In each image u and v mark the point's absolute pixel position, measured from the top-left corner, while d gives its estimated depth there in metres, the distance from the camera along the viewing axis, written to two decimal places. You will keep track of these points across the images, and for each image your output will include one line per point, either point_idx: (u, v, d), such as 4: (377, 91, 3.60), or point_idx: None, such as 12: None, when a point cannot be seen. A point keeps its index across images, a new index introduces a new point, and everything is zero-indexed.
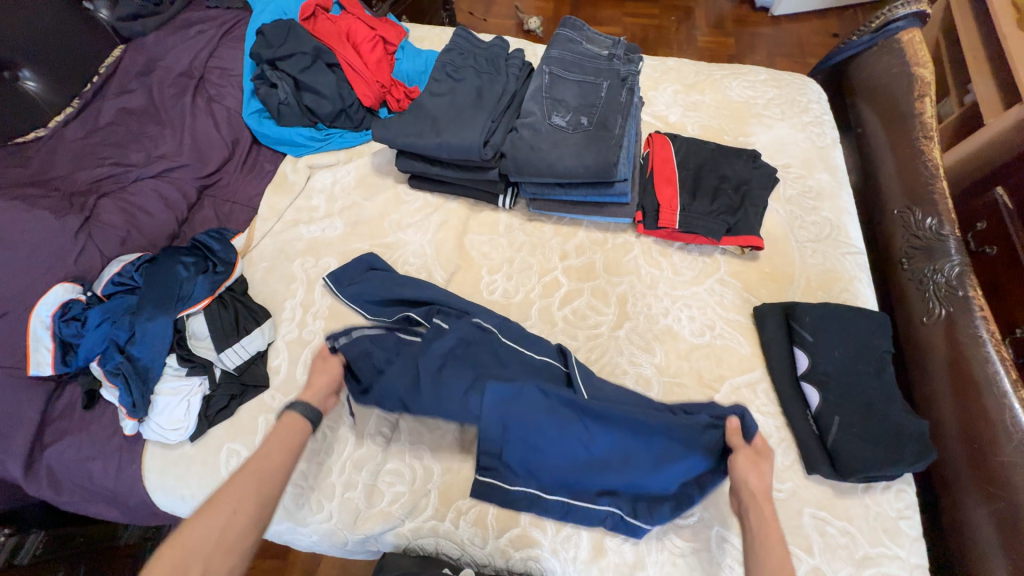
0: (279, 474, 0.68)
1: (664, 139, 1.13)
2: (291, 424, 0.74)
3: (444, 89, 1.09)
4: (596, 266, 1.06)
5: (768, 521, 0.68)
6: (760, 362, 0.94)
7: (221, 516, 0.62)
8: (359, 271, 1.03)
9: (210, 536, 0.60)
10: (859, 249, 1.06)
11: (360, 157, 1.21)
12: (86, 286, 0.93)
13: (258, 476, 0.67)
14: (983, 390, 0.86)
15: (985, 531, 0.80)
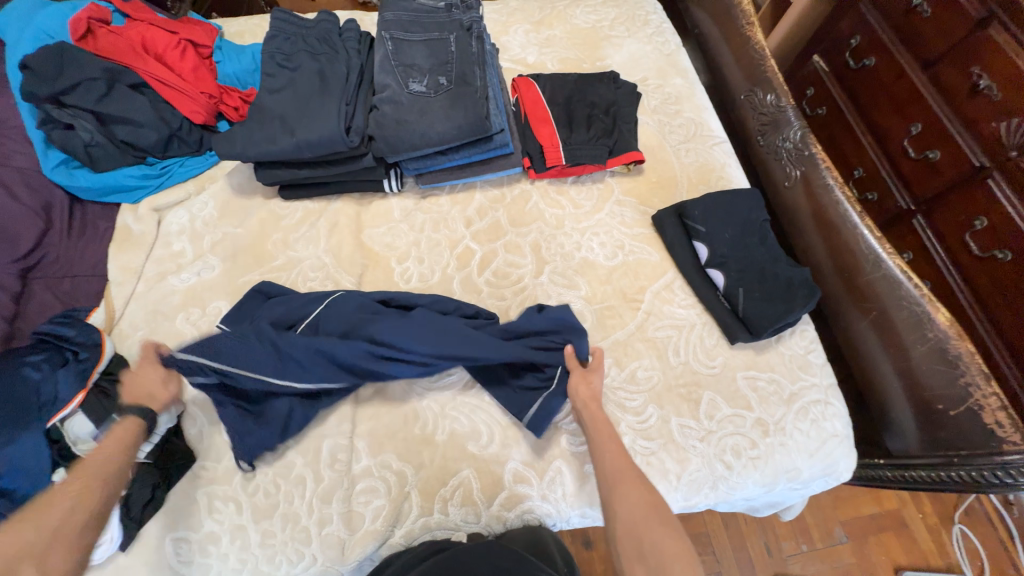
0: (118, 478, 0.70)
1: (528, 81, 1.13)
2: (127, 426, 0.74)
3: (282, 83, 0.97)
4: (502, 223, 1.06)
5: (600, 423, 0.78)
6: (669, 264, 1.01)
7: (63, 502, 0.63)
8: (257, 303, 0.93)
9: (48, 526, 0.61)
10: (721, 138, 1.17)
11: (213, 182, 1.07)
12: None
13: (92, 471, 0.68)
14: (841, 228, 1.01)
15: (869, 338, 0.96)
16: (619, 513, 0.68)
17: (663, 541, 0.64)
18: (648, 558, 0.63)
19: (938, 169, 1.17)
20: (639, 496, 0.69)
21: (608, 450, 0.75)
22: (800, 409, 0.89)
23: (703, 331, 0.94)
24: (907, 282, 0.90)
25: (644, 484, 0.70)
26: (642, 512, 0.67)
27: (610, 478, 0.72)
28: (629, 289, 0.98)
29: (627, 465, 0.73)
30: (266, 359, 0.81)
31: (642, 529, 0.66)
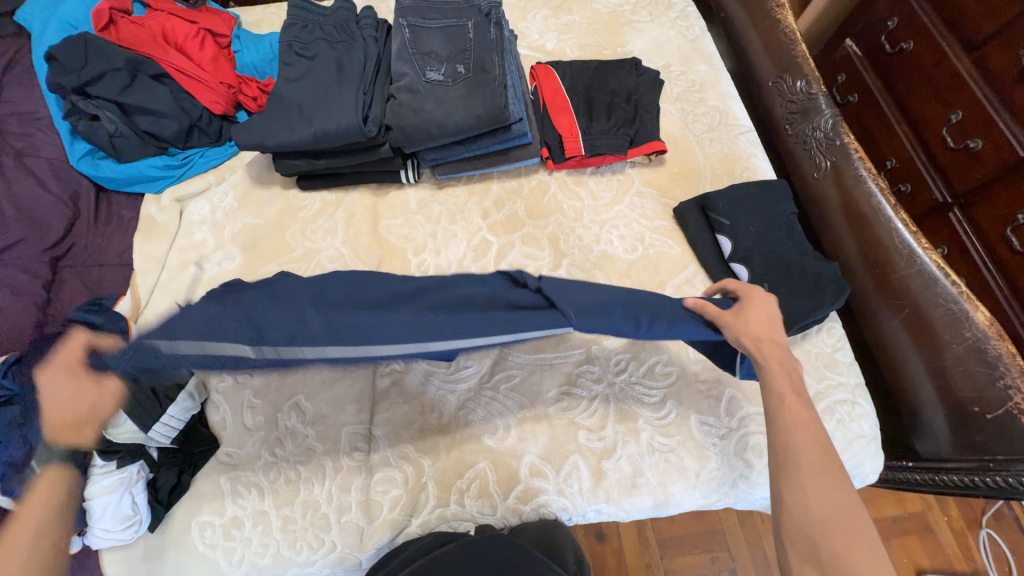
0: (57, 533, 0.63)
1: (547, 69, 1.10)
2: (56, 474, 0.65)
3: (299, 72, 0.97)
4: (519, 215, 1.04)
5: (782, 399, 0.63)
6: (691, 258, 0.98)
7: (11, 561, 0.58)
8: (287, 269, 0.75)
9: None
10: (747, 127, 1.13)
11: (233, 173, 1.07)
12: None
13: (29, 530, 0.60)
14: (873, 220, 0.97)
15: (899, 336, 0.93)
16: (793, 502, 0.57)
17: (848, 553, 0.52)
18: (824, 561, 0.53)
19: (978, 159, 1.11)
20: (824, 492, 0.56)
21: (791, 426, 0.61)
22: (825, 408, 0.86)
23: None
24: (943, 279, 0.87)
25: (833, 477, 0.57)
26: (819, 512, 0.55)
27: (790, 461, 0.59)
28: (648, 283, 0.96)
29: (814, 451, 0.59)
30: (238, 330, 0.54)
31: (823, 528, 0.54)
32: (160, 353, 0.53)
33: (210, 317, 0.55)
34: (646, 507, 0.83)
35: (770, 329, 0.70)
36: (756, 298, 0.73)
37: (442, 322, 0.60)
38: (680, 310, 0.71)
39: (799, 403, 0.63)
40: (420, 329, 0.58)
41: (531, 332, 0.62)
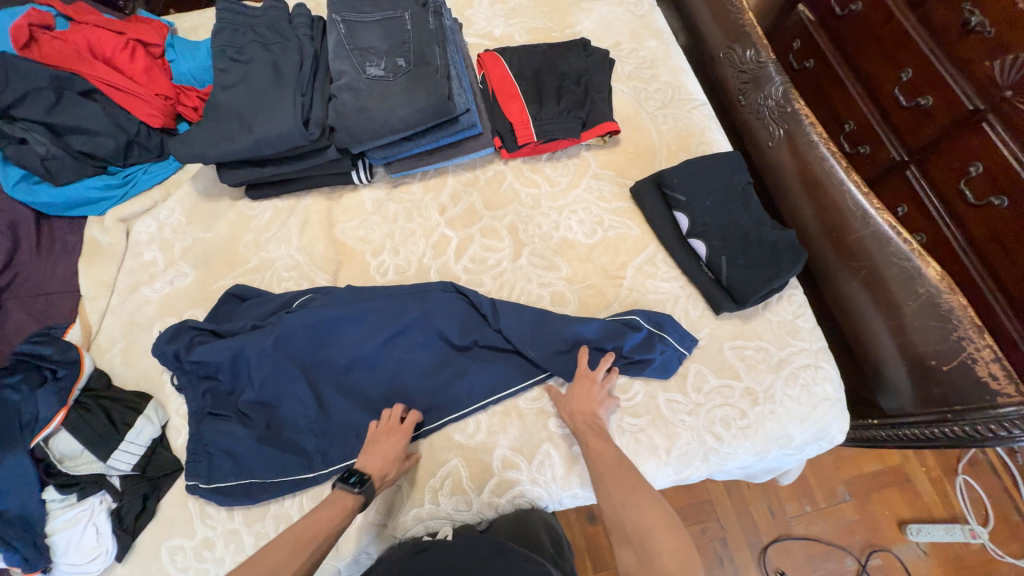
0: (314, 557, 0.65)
1: (494, 56, 1.08)
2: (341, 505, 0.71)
3: (235, 78, 0.93)
4: (477, 207, 1.03)
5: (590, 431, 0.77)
6: (651, 237, 0.98)
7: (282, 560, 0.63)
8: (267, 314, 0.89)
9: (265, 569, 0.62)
10: (701, 100, 1.12)
11: (179, 188, 1.04)
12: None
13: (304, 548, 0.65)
14: (827, 184, 0.98)
15: (858, 297, 0.94)
16: (608, 508, 0.68)
17: (642, 519, 0.64)
18: (634, 541, 0.63)
19: (930, 116, 1.12)
20: (616, 489, 0.69)
21: (590, 449, 0.75)
22: (789, 375, 0.87)
23: (688, 303, 0.92)
24: (896, 238, 0.89)
25: (626, 474, 0.70)
26: (621, 499, 0.67)
27: (595, 477, 0.72)
28: (609, 266, 0.96)
29: (609, 460, 0.72)
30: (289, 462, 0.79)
31: (624, 517, 0.66)
32: (282, 454, 0.80)
33: (319, 442, 0.81)
34: None
35: (587, 402, 0.80)
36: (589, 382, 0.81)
37: (458, 386, 0.84)
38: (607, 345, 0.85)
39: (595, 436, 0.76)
40: (448, 402, 0.84)
41: (496, 394, 0.85)
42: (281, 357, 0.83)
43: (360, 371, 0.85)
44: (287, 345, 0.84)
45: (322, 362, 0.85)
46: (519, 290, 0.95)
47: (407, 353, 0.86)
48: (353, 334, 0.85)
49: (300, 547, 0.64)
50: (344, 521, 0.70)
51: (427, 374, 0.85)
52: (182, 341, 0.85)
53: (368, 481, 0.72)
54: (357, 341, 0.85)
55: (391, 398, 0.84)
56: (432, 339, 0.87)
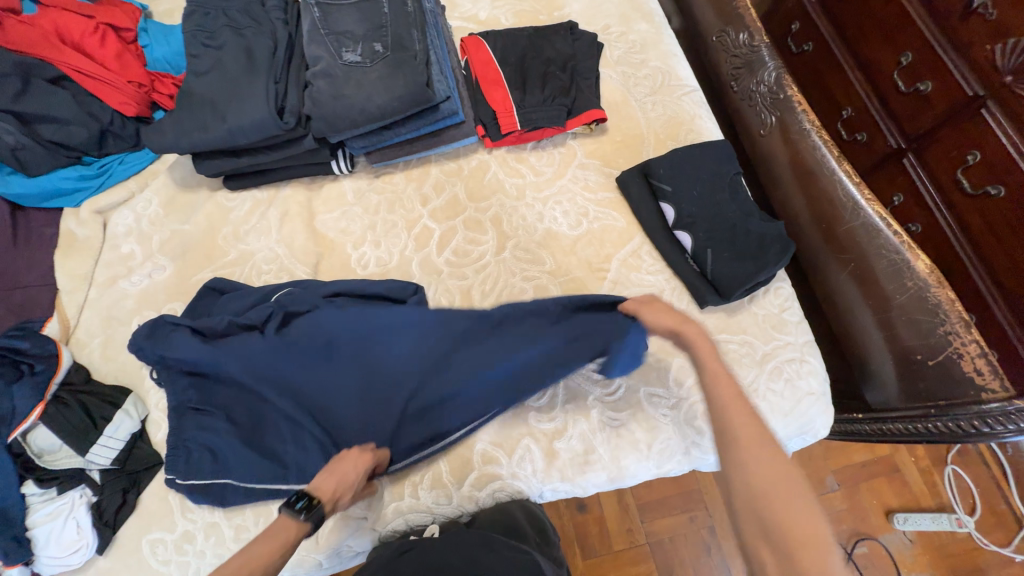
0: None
1: (477, 40, 1.04)
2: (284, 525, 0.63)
3: (207, 64, 0.90)
4: (460, 198, 1.01)
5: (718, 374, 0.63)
6: (636, 229, 0.96)
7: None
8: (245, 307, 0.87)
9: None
10: (691, 86, 1.09)
11: (156, 178, 1.02)
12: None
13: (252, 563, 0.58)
14: (818, 174, 0.95)
15: (847, 290, 0.92)
16: (742, 483, 0.55)
17: (788, 514, 0.52)
18: (772, 535, 0.52)
19: (929, 102, 1.08)
20: (766, 468, 0.55)
21: (727, 403, 0.61)
22: (773, 369, 0.86)
23: (672, 296, 0.90)
24: (886, 229, 0.87)
25: (775, 453, 0.56)
26: (763, 479, 0.54)
27: (728, 439, 0.58)
28: (594, 258, 0.94)
29: (753, 427, 0.58)
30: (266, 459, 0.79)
31: (766, 502, 0.53)
32: (262, 447, 0.80)
33: (295, 454, 0.78)
34: (602, 482, 0.84)
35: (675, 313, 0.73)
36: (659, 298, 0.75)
37: (447, 390, 0.79)
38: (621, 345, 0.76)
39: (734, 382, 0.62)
40: (434, 405, 0.80)
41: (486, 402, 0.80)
42: (265, 364, 0.79)
43: (344, 380, 0.79)
44: (270, 351, 0.80)
45: (305, 369, 0.80)
46: (501, 283, 0.93)
47: (396, 357, 0.80)
48: (339, 335, 0.80)
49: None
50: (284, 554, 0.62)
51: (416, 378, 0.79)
52: (157, 337, 0.83)
53: (317, 507, 0.65)
54: (340, 341, 0.80)
55: (372, 402, 0.79)
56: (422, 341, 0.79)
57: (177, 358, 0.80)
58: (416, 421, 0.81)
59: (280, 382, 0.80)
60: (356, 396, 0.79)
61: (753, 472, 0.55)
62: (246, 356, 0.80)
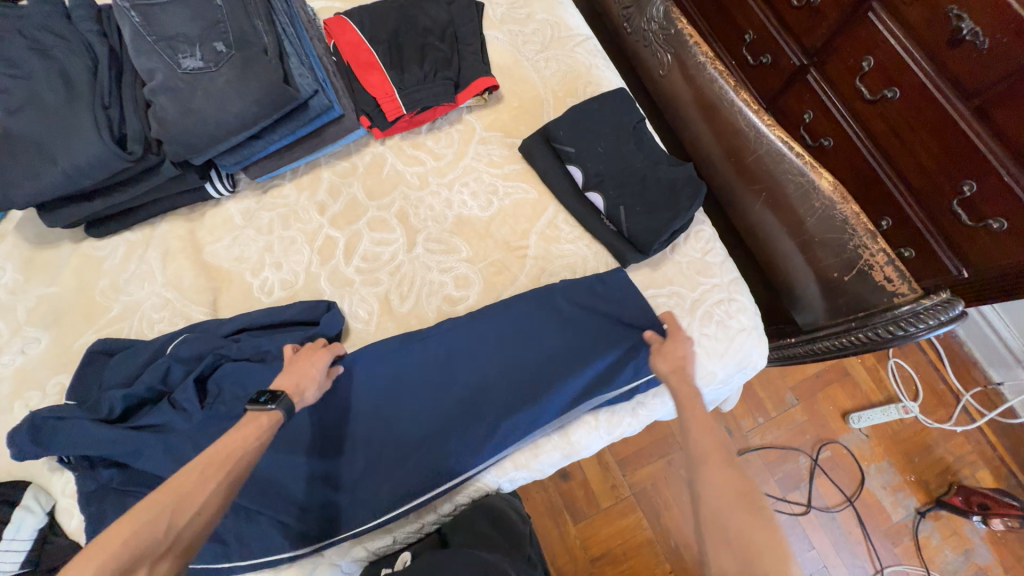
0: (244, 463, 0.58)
1: (341, 20, 0.94)
2: (255, 417, 0.62)
3: (18, 97, 0.77)
4: (360, 199, 0.93)
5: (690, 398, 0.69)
6: (549, 197, 0.91)
7: (207, 479, 0.54)
8: (135, 368, 0.78)
9: (193, 494, 0.53)
10: (583, 35, 1.03)
11: (4, 240, 0.89)
12: None
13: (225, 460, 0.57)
14: (719, 108, 0.93)
15: (765, 221, 0.92)
16: (706, 500, 0.57)
17: (749, 528, 0.53)
18: (735, 546, 0.53)
19: (820, 13, 1.06)
20: (726, 484, 0.57)
21: (693, 428, 0.65)
22: (703, 314, 0.86)
23: (595, 262, 0.88)
24: (789, 152, 0.87)
25: (734, 470, 0.59)
26: (723, 492, 0.57)
27: (695, 461, 0.61)
28: (511, 237, 0.90)
29: (715, 446, 0.62)
30: None
31: (728, 515, 0.55)
32: None
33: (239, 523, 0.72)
34: (556, 460, 0.83)
35: (680, 352, 0.75)
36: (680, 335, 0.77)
37: (388, 410, 0.79)
38: (555, 332, 0.83)
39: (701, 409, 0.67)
40: (373, 425, 0.79)
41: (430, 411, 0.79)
42: (189, 435, 0.74)
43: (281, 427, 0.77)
44: (189, 419, 0.75)
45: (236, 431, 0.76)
46: (419, 282, 0.88)
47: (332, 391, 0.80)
48: (263, 377, 0.77)
49: (224, 466, 0.56)
50: (264, 441, 0.61)
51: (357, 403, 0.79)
52: (25, 429, 0.71)
53: (282, 395, 0.65)
54: (262, 381, 0.76)
55: (306, 438, 0.77)
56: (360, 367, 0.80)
57: (72, 453, 0.71)
58: (355, 446, 0.78)
59: (200, 436, 0.75)
60: (300, 444, 0.77)
61: (715, 482, 0.58)
62: (166, 432, 0.74)
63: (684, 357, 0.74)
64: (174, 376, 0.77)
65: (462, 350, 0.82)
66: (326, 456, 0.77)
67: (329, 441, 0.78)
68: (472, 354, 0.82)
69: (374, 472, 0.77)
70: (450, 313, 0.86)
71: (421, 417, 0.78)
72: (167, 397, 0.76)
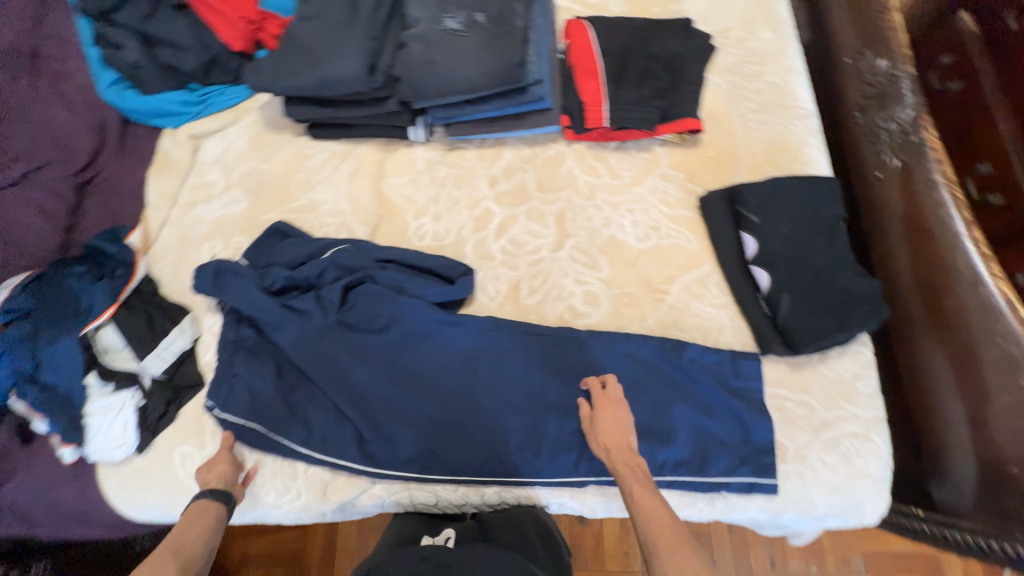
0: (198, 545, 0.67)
1: (581, 24, 0.99)
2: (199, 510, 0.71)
3: (313, 10, 0.92)
4: (529, 186, 0.97)
5: (636, 475, 0.70)
6: (709, 255, 0.88)
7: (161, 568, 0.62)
8: (300, 256, 0.89)
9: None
10: (808, 111, 0.98)
11: (248, 114, 1.06)
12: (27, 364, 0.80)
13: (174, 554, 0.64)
14: (936, 235, 0.83)
15: (940, 374, 0.80)
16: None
17: None
18: None
19: None
20: (681, 565, 0.59)
21: (640, 511, 0.66)
22: (829, 440, 0.77)
23: (733, 337, 0.83)
24: (1010, 313, 0.74)
25: (689, 555, 0.60)
26: None
27: (652, 548, 0.62)
28: (655, 277, 0.88)
29: (663, 525, 0.63)
30: (301, 405, 0.82)
31: None
32: (291, 394, 0.83)
33: (327, 421, 0.81)
34: (612, 507, 0.81)
35: (620, 435, 0.74)
36: (607, 406, 0.76)
37: (478, 387, 0.82)
38: (671, 389, 0.80)
39: (644, 490, 0.68)
40: (463, 393, 0.82)
41: (518, 403, 0.81)
42: (316, 330, 0.83)
43: (386, 355, 0.83)
44: (324, 316, 0.83)
45: (356, 344, 0.83)
46: (552, 282, 0.89)
47: (432, 346, 0.84)
48: (392, 308, 0.84)
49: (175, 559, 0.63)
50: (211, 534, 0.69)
51: (458, 365, 0.83)
52: (210, 271, 0.85)
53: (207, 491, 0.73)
54: (390, 310, 0.84)
55: (399, 378, 0.82)
56: (471, 333, 0.84)
57: (234, 303, 0.83)
58: (436, 404, 0.81)
59: (319, 336, 0.83)
60: (398, 377, 0.82)
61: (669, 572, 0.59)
62: (303, 319, 0.84)
63: (623, 423, 0.75)
64: (326, 276, 0.87)
65: (568, 362, 0.83)
66: (410, 400, 0.81)
67: (416, 386, 0.82)
68: (579, 372, 0.82)
69: (445, 435, 0.80)
70: (570, 324, 0.86)
71: (508, 406, 0.81)
72: (315, 291, 0.86)
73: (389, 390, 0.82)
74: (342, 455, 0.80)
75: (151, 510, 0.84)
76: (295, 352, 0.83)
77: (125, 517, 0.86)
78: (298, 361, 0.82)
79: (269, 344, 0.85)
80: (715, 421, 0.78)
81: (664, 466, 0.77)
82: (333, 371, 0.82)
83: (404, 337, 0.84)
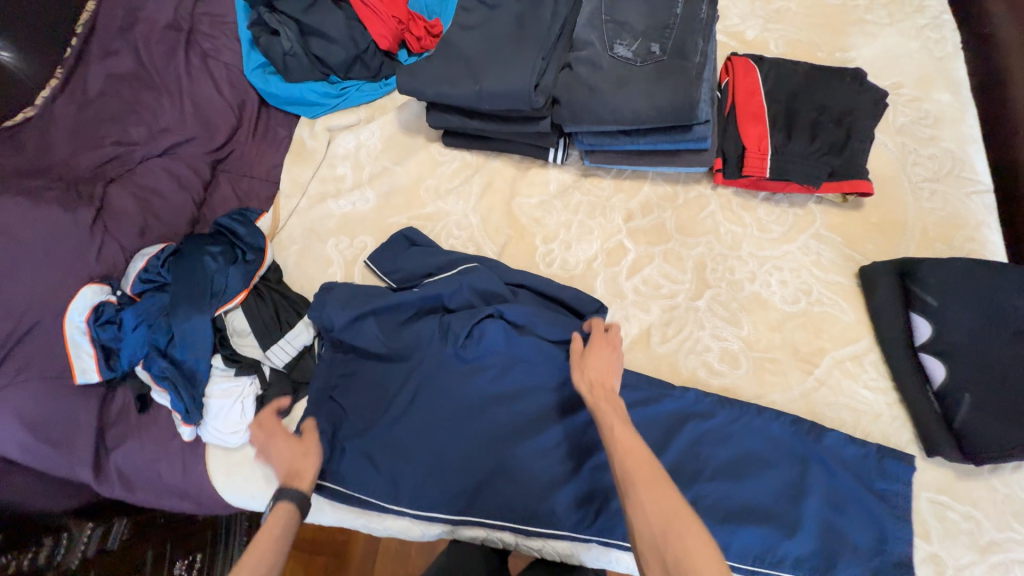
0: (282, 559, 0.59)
1: (747, 63, 0.93)
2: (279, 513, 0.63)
3: (476, 20, 0.90)
4: (667, 226, 0.92)
5: (615, 407, 0.61)
6: (866, 330, 0.82)
7: None
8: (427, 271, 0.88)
9: None
10: (987, 185, 0.89)
11: (384, 114, 1.06)
12: (162, 335, 0.82)
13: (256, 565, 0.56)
14: None
15: None
16: (637, 522, 0.50)
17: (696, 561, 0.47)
18: None
19: None
20: (662, 500, 0.51)
21: (617, 443, 0.56)
22: (997, 564, 0.67)
23: (891, 426, 0.76)
24: None
25: (669, 491, 0.51)
26: (662, 517, 0.50)
27: (625, 479, 0.53)
28: (803, 346, 0.82)
29: (646, 461, 0.54)
30: (406, 428, 0.79)
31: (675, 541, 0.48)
32: (398, 414, 0.79)
33: (429, 448, 0.78)
34: None
35: (606, 370, 0.67)
36: (601, 344, 0.70)
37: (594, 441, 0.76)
38: (818, 476, 0.72)
39: (625, 426, 0.58)
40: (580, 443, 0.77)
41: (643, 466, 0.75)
42: (437, 352, 0.81)
43: (499, 388, 0.80)
44: (448, 340, 0.81)
45: (471, 372, 0.80)
46: (687, 333, 0.84)
47: (544, 388, 0.80)
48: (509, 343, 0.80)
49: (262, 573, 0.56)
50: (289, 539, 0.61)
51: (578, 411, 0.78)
52: (343, 290, 0.85)
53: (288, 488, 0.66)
54: (507, 343, 0.80)
55: (512, 416, 0.79)
56: None
57: (360, 317, 0.83)
58: (547, 451, 0.77)
59: (435, 358, 0.81)
60: (508, 413, 0.79)
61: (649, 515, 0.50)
62: (428, 338, 0.82)
63: (609, 362, 0.68)
64: (455, 298, 0.84)
65: (703, 425, 0.76)
66: (518, 440, 0.77)
67: (528, 427, 0.78)
68: (702, 438, 0.76)
69: (550, 486, 0.75)
70: (704, 383, 0.81)
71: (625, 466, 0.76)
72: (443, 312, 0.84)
73: (503, 424, 0.78)
74: (432, 480, 0.77)
75: (251, 498, 0.83)
76: (421, 369, 0.81)
77: (222, 501, 0.85)
78: (415, 380, 0.81)
79: (390, 360, 0.83)
80: (849, 520, 0.70)
81: (787, 560, 0.69)
82: (443, 396, 0.80)
83: (520, 373, 0.80)
